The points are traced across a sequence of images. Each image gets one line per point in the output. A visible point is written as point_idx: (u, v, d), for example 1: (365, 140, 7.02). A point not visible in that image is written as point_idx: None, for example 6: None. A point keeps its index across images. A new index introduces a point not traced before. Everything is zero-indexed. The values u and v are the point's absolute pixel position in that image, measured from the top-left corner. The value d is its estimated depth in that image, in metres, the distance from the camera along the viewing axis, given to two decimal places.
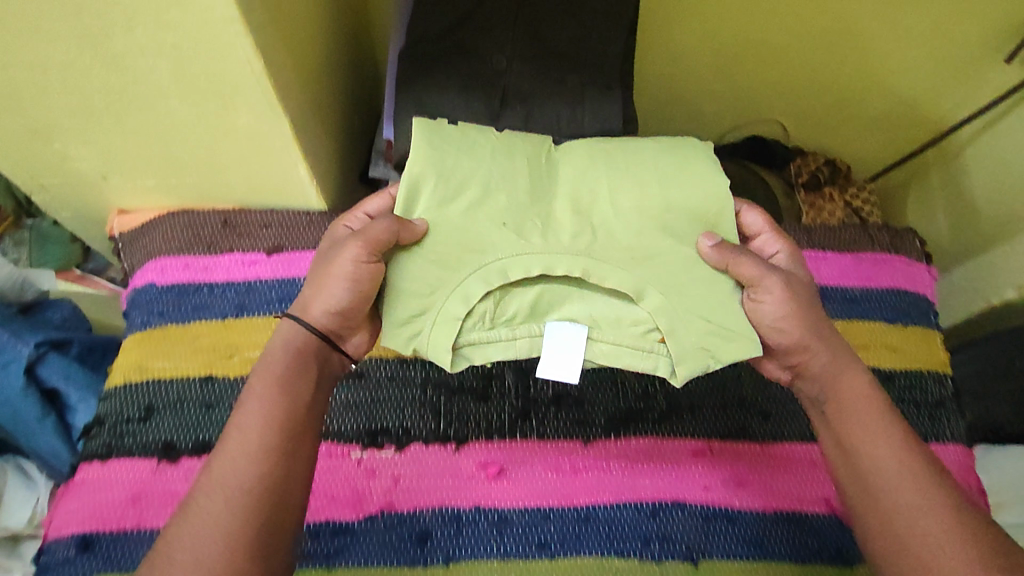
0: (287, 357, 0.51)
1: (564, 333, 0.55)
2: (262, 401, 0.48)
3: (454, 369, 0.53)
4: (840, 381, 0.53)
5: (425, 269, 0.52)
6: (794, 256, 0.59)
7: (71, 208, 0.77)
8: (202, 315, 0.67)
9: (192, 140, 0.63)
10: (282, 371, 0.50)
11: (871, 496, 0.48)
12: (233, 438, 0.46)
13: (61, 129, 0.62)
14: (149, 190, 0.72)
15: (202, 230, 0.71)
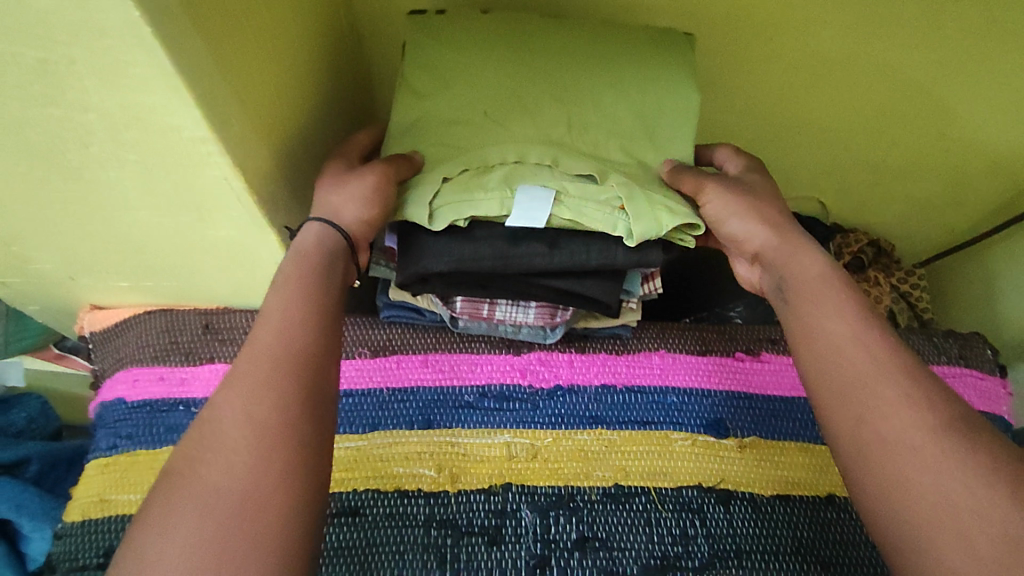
0: (324, 254, 0.48)
1: (532, 194, 0.49)
2: (290, 299, 0.45)
3: (433, 226, 0.49)
4: (790, 263, 0.47)
5: (441, 188, 0.50)
6: (751, 166, 0.55)
7: (40, 303, 0.70)
8: (175, 439, 0.58)
9: (166, 245, 0.56)
10: (306, 271, 0.46)
11: (811, 353, 0.43)
12: (250, 357, 0.42)
13: (19, 233, 0.56)
14: (123, 289, 0.65)
15: (181, 335, 0.63)
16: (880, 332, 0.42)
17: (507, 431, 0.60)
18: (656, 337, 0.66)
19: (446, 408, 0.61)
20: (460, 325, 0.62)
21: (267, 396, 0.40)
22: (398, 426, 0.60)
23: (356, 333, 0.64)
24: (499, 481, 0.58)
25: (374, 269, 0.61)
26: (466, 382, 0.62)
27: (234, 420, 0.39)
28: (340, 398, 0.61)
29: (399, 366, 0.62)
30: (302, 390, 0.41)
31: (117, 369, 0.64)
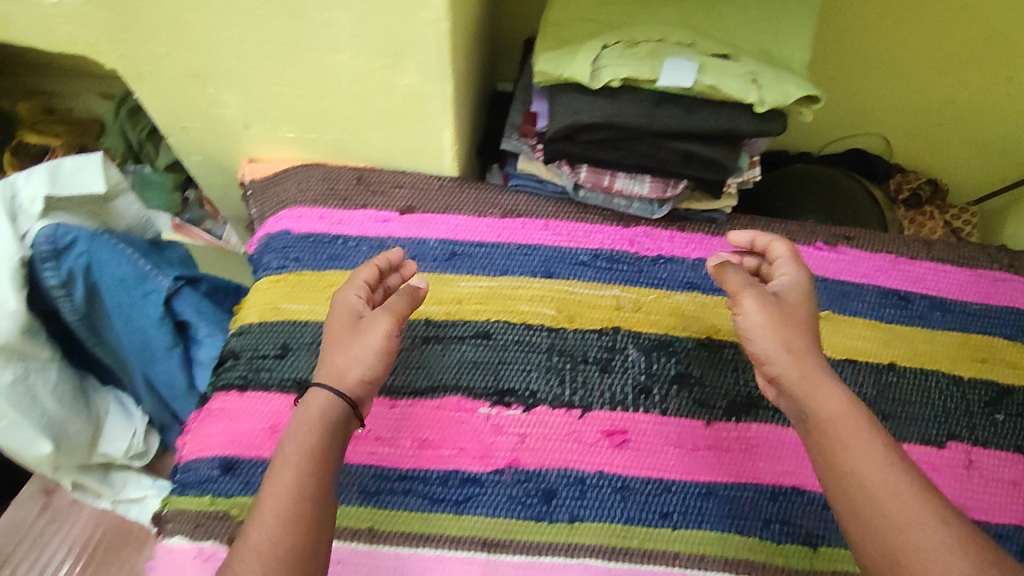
0: (323, 427, 0.50)
1: (679, 65, 0.58)
2: (298, 470, 0.48)
3: (594, 82, 0.58)
4: (810, 395, 0.49)
5: (599, 53, 0.59)
6: (801, 283, 0.56)
7: (202, 152, 0.80)
8: (337, 265, 0.68)
9: (345, 95, 0.65)
10: (309, 449, 0.49)
11: (836, 485, 0.46)
12: (271, 497, 0.47)
13: (218, 73, 0.65)
14: (285, 142, 0.75)
15: (338, 184, 0.73)
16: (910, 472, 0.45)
17: (617, 286, 0.70)
18: (747, 224, 0.75)
19: (565, 263, 0.71)
20: (580, 194, 0.71)
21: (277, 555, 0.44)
22: (523, 273, 0.70)
23: (488, 196, 0.73)
24: (609, 324, 0.68)
25: (506, 141, 0.74)
26: (581, 245, 0.71)
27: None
28: (475, 247, 0.70)
29: (525, 225, 0.72)
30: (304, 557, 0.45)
31: (278, 210, 0.74)
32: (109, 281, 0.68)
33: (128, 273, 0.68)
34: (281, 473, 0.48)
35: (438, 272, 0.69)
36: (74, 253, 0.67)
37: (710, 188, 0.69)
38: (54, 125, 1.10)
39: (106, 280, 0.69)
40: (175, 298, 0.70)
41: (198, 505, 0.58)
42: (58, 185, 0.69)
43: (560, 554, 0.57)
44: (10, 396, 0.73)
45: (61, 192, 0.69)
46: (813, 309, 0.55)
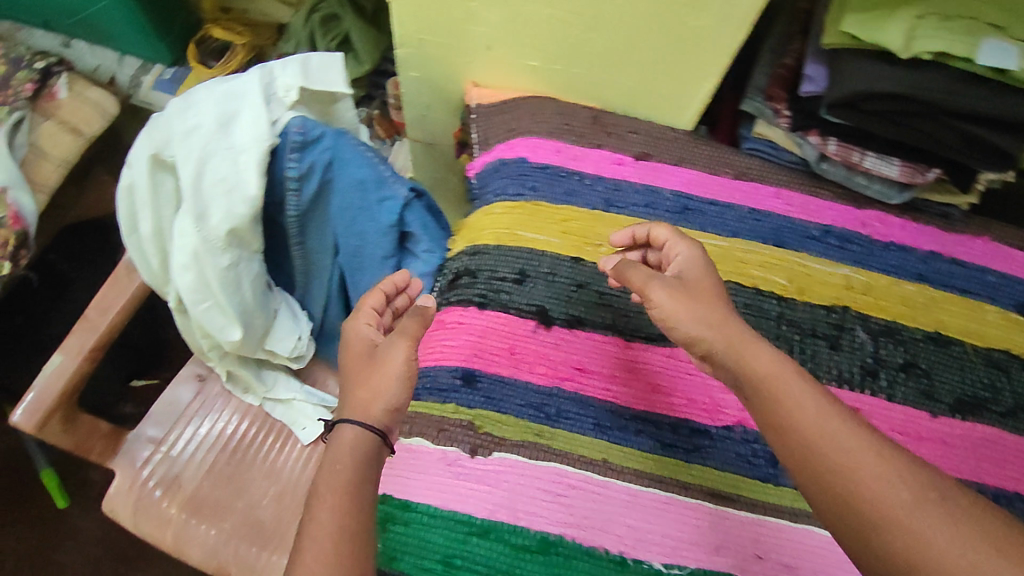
0: (357, 463, 0.46)
1: (1002, 46, 0.55)
2: (337, 506, 0.43)
3: (904, 53, 0.56)
4: (784, 394, 0.44)
5: (917, 21, 0.56)
6: (700, 257, 0.55)
7: (423, 69, 0.79)
8: (572, 201, 0.69)
9: (617, 29, 0.63)
10: (339, 483, 0.44)
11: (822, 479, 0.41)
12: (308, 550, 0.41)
13: None
14: (522, 70, 0.73)
15: (574, 121, 0.72)
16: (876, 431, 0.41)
17: (848, 267, 0.69)
18: (978, 226, 0.73)
19: (795, 235, 0.70)
20: (821, 166, 0.70)
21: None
22: (754, 239, 0.69)
23: (722, 156, 0.72)
24: (839, 302, 0.67)
25: (748, 102, 0.71)
26: (813, 219, 0.70)
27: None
28: (707, 204, 0.70)
29: (758, 190, 0.71)
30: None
31: (506, 140, 0.73)
32: (348, 182, 0.69)
33: (370, 178, 0.69)
34: (318, 512, 0.43)
35: (672, 225, 0.69)
36: (320, 149, 0.68)
37: (963, 180, 0.67)
38: (236, 23, 1.10)
39: (343, 181, 0.69)
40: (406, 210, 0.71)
41: (441, 412, 0.60)
42: (310, 78, 0.72)
43: (786, 517, 0.58)
44: (222, 278, 0.74)
45: (313, 86, 0.72)
46: (712, 271, 0.53)
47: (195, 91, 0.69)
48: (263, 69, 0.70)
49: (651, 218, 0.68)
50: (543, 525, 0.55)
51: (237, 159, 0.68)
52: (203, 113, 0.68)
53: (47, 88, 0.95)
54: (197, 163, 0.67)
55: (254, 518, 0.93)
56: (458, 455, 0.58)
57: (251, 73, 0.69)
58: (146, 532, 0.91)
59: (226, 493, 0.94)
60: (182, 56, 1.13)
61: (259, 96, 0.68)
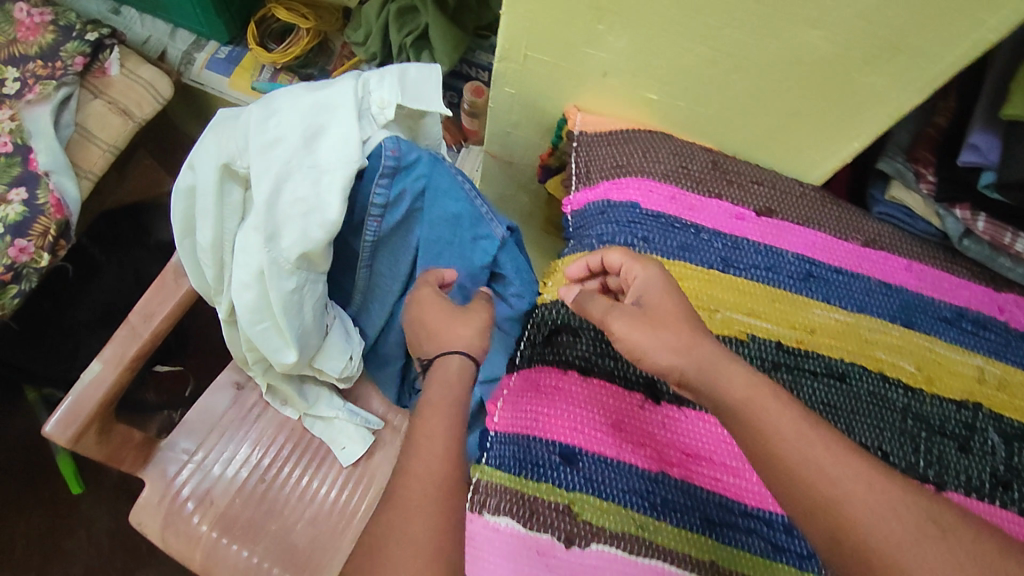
0: (463, 385, 0.51)
1: None
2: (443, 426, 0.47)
3: None
4: (753, 422, 0.45)
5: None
6: (657, 273, 0.54)
7: (520, 86, 0.72)
8: (686, 257, 0.62)
9: (765, 71, 0.56)
10: (449, 397, 0.50)
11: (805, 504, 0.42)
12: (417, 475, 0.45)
13: (625, 12, 0.56)
14: (636, 101, 0.66)
15: (692, 164, 0.65)
16: (848, 450, 0.43)
17: (981, 356, 0.62)
18: None
19: (927, 315, 0.63)
20: (962, 243, 0.63)
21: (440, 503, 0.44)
22: (882, 316, 0.62)
23: (851, 219, 0.65)
24: (971, 398, 0.61)
25: (886, 162, 0.64)
26: (946, 299, 0.64)
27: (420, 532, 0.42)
28: (833, 273, 0.63)
29: (889, 261, 0.64)
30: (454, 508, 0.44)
31: (612, 179, 0.66)
32: (438, 214, 0.66)
33: (462, 213, 0.66)
34: (427, 424, 0.47)
35: (795, 293, 0.62)
36: (410, 179, 0.64)
37: None
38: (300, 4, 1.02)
39: (432, 212, 0.66)
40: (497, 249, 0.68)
41: (535, 490, 0.53)
42: (407, 94, 0.65)
43: None
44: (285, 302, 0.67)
45: (409, 103, 0.65)
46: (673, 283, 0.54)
47: (277, 96, 0.63)
48: (357, 80, 0.63)
49: (771, 283, 0.62)
50: None
51: (319, 179, 0.61)
52: (286, 125, 0.61)
53: (98, 62, 0.88)
54: (275, 181, 0.61)
55: (289, 543, 0.87)
56: (550, 543, 0.52)
57: (343, 82, 0.63)
58: (175, 550, 0.85)
59: (260, 513, 0.88)
60: (239, 34, 1.05)
61: (352, 112, 0.61)
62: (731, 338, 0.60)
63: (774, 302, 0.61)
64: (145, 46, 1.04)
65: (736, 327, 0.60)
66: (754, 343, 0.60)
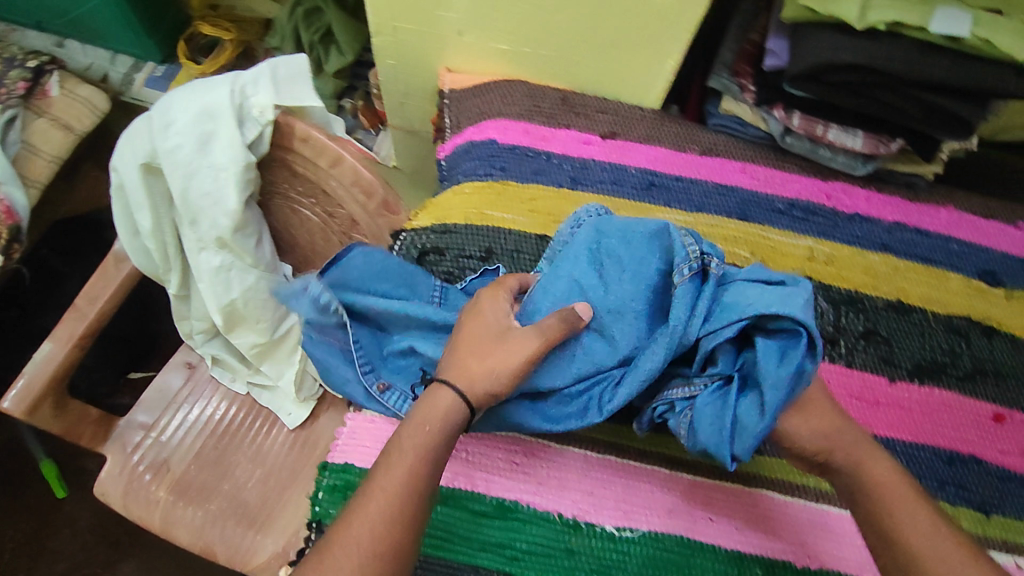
0: (439, 425, 0.49)
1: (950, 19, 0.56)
2: (410, 465, 0.47)
3: (862, 26, 0.58)
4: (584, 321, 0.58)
5: None
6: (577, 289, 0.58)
7: (399, 56, 0.81)
8: (541, 180, 0.69)
9: (579, 7, 0.65)
10: (429, 440, 0.48)
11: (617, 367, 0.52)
12: (381, 487, 0.46)
13: None
14: (493, 54, 0.75)
15: (542, 103, 0.74)
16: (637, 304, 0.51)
17: (811, 238, 0.70)
18: (945, 193, 0.73)
19: (760, 208, 0.70)
20: (786, 141, 0.71)
21: (392, 528, 0.44)
22: (719, 213, 0.70)
23: (687, 131, 0.73)
24: (802, 273, 0.68)
25: (715, 79, 0.73)
26: (778, 192, 0.71)
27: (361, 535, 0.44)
28: (674, 181, 0.71)
29: (722, 165, 0.72)
30: (415, 523, 0.46)
31: (476, 122, 0.75)
32: (593, 279, 0.55)
33: (650, 316, 0.53)
34: (393, 464, 0.47)
35: (637, 200, 0.70)
36: (628, 226, 0.55)
37: (927, 152, 0.68)
38: (223, 20, 1.13)
39: (630, 301, 0.53)
40: (618, 378, 0.52)
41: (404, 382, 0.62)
42: (281, 93, 0.71)
43: (742, 482, 0.58)
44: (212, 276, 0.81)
45: (285, 102, 0.71)
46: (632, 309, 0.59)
47: (169, 99, 0.71)
48: (235, 86, 0.70)
49: (616, 194, 0.70)
50: (500, 492, 0.57)
51: (217, 176, 0.72)
52: (182, 132, 0.71)
53: (39, 87, 0.99)
54: (182, 182, 0.73)
55: (238, 500, 0.93)
56: None
57: (222, 88, 0.70)
58: (137, 515, 0.92)
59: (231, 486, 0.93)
60: (171, 53, 1.16)
61: (231, 120, 0.69)
62: None
63: (619, 210, 0.69)
64: (88, 73, 1.15)
65: None
66: None
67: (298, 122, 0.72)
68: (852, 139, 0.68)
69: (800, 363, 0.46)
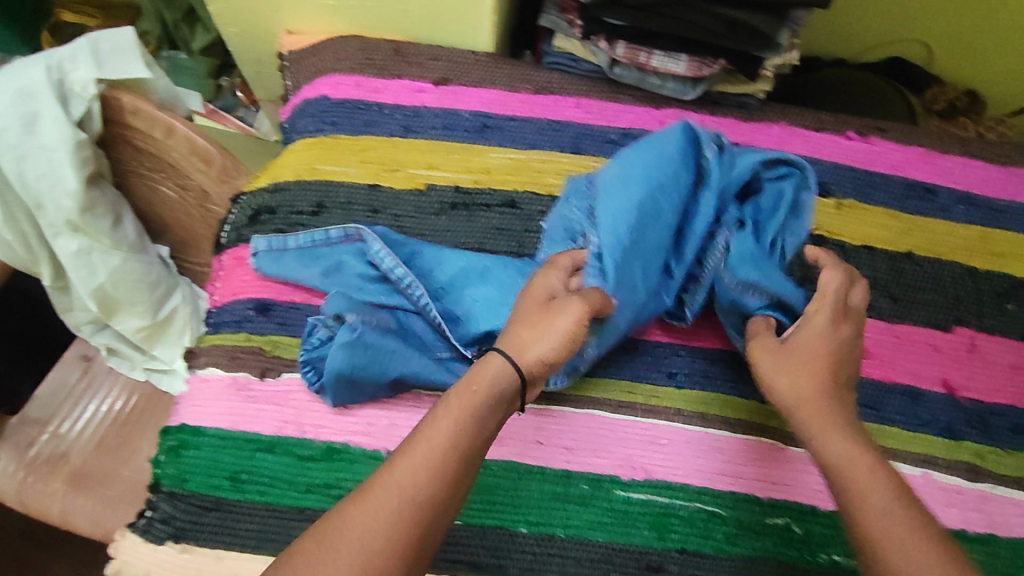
0: (491, 388, 0.49)
1: None
2: (457, 419, 0.47)
3: None
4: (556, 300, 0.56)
5: None
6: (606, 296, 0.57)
7: (240, 23, 0.79)
8: (371, 131, 0.70)
9: None
10: (469, 400, 0.48)
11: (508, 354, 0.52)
12: (418, 449, 0.45)
13: None
14: (324, 10, 0.74)
15: (375, 55, 0.73)
16: None
17: None
18: (779, 112, 0.74)
19: (594, 140, 0.71)
20: (615, 71, 0.71)
21: (421, 495, 0.44)
22: (553, 148, 0.70)
23: (521, 71, 0.73)
24: None
25: (544, 16, 0.71)
26: (612, 124, 0.72)
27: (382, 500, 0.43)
28: (508, 121, 0.71)
29: (556, 102, 0.72)
30: (456, 487, 0.45)
31: (312, 81, 0.75)
32: (659, 192, 0.60)
33: (702, 218, 0.62)
34: (428, 426, 0.47)
35: (470, 143, 0.70)
36: (655, 138, 0.63)
37: (748, 70, 0.67)
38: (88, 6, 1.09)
39: (660, 203, 0.61)
40: (671, 281, 0.63)
41: (235, 341, 0.63)
42: (104, 67, 0.70)
43: (570, 404, 0.63)
44: None
45: (109, 76, 0.71)
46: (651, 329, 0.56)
47: None
48: (52, 64, 0.69)
49: (449, 139, 0.70)
50: (328, 436, 0.59)
51: (50, 157, 0.71)
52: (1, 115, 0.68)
53: None
54: (14, 166, 0.70)
55: (139, 483, 0.94)
56: (246, 379, 0.61)
57: (40, 68, 0.69)
58: (32, 508, 0.89)
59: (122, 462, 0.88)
60: (35, 44, 1.12)
61: (53, 97, 0.68)
62: (413, 191, 0.68)
63: (452, 154, 0.69)
64: None
65: (416, 181, 0.68)
66: (433, 191, 0.68)
67: (125, 96, 0.71)
68: (673, 62, 0.68)
69: (792, 198, 0.63)
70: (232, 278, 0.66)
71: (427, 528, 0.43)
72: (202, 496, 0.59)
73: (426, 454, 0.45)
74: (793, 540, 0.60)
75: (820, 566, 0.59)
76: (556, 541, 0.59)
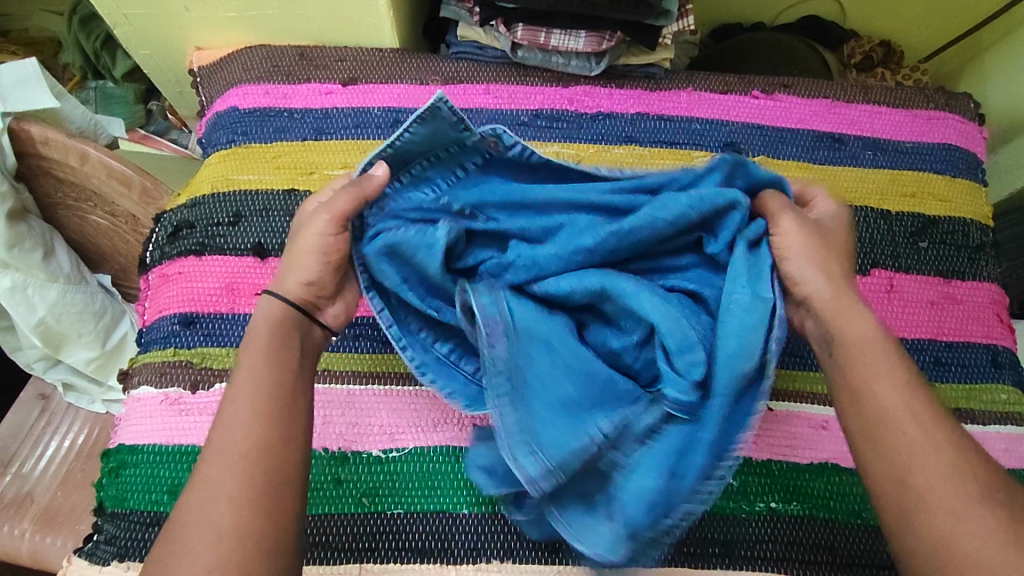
0: (274, 325, 0.48)
1: None
2: (256, 370, 0.45)
3: None
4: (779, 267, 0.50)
5: None
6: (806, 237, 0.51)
7: (152, 46, 0.79)
8: (283, 137, 0.71)
9: None
10: (267, 352, 0.47)
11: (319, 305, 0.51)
12: (211, 459, 0.42)
13: None
14: (227, 23, 0.75)
15: (281, 61, 0.74)
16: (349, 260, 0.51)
17: (556, 144, 0.71)
18: (685, 79, 0.76)
19: (505, 124, 0.72)
20: (518, 55, 0.73)
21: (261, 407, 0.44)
22: None
23: (429, 64, 0.74)
24: None
25: (445, 8, 0.73)
26: (521, 106, 0.73)
27: (209, 516, 0.40)
28: (417, 114, 0.72)
29: (465, 89, 0.73)
30: (287, 464, 0.43)
31: (224, 94, 0.75)
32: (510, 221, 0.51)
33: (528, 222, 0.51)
34: (236, 377, 0.45)
35: (382, 139, 0.71)
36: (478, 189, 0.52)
37: (641, 37, 0.69)
38: (12, 45, 1.06)
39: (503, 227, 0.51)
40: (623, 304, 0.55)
41: (163, 357, 0.63)
42: (8, 99, 0.73)
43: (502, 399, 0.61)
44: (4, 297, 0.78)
45: (14, 108, 0.73)
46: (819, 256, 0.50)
47: None
48: None
49: (361, 138, 0.71)
50: None
51: None
52: None
53: None
54: None
55: None
56: (178, 394, 0.61)
57: None
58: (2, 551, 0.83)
59: (82, 497, 0.87)
60: None
61: None
62: None
63: (366, 152, 0.70)
64: None
65: (333, 181, 0.69)
66: None
67: (33, 126, 0.74)
68: (569, 38, 0.69)
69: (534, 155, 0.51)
70: (158, 298, 0.66)
71: (269, 436, 0.43)
72: (141, 512, 0.58)
73: (250, 373, 0.45)
74: (730, 492, 0.59)
75: (758, 516, 0.58)
76: (499, 519, 0.57)
